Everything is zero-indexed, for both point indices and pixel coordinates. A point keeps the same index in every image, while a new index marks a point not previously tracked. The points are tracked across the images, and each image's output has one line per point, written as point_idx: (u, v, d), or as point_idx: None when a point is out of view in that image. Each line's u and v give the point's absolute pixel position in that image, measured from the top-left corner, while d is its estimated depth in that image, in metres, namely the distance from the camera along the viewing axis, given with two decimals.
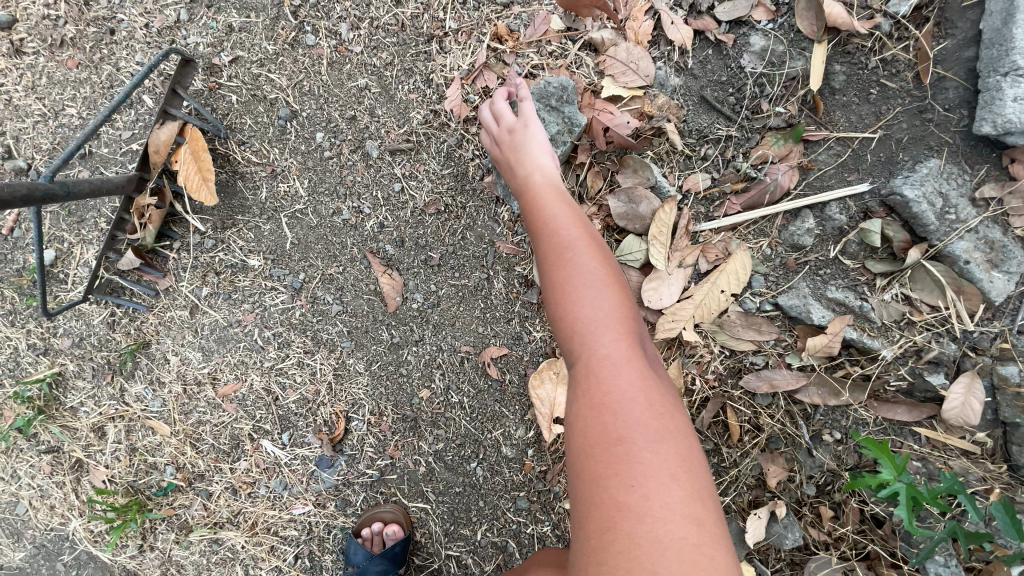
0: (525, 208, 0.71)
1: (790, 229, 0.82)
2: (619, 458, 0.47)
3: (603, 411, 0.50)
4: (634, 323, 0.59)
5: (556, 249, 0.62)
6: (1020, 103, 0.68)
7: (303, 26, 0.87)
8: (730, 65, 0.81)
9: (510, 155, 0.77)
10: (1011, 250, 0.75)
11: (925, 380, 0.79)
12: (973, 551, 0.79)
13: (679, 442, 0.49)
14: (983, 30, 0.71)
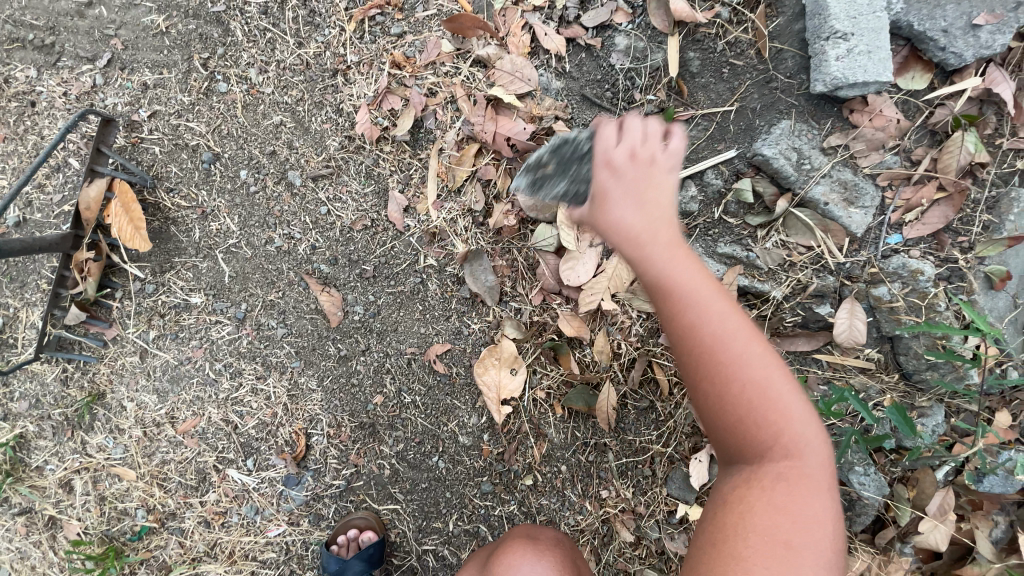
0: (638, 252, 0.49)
1: (679, 199, 0.94)
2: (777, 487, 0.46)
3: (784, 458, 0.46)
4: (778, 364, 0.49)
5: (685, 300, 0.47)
6: (842, 61, 0.80)
7: (215, 76, 0.93)
8: (602, 64, 0.92)
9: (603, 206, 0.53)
10: (861, 187, 0.87)
11: (814, 312, 0.92)
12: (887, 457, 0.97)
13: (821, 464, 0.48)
14: (805, 4, 0.84)
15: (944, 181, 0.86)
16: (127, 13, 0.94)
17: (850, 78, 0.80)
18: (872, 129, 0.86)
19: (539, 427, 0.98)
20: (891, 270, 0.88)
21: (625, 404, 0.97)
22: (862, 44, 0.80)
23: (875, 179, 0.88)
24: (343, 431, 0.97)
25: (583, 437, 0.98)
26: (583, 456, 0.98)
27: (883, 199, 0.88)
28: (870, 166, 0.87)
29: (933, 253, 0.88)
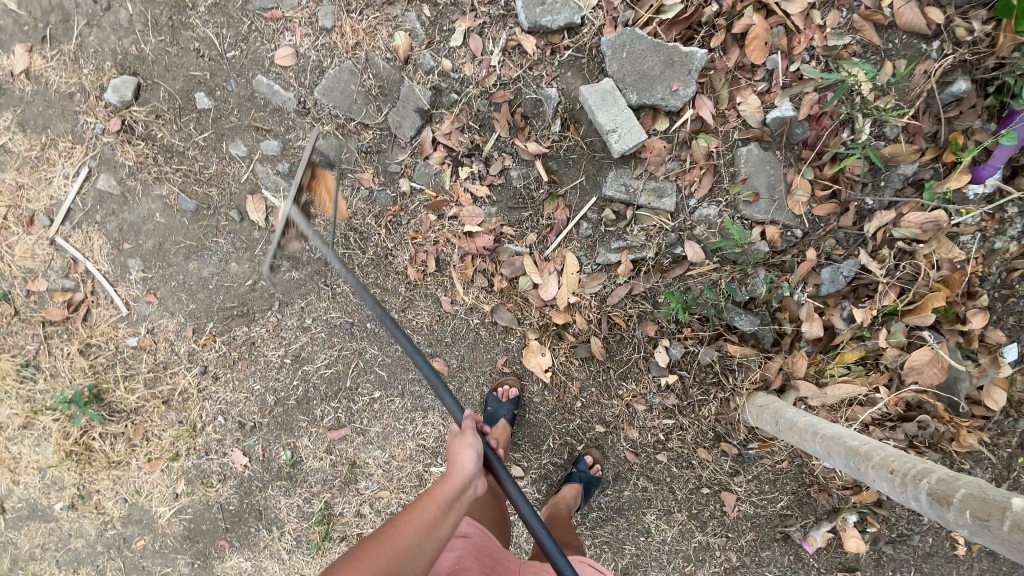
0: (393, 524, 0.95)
1: (581, 231, 1.75)
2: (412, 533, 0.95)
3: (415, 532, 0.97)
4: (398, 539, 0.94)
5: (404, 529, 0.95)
6: (619, 144, 1.61)
7: (332, 285, 1.76)
8: (511, 186, 1.72)
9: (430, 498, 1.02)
10: (663, 185, 1.68)
11: (674, 252, 1.72)
12: (755, 301, 1.76)
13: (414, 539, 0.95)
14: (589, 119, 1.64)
15: (701, 166, 1.66)
16: (274, 277, 1.76)
17: (626, 148, 1.61)
18: (651, 157, 1.67)
19: (571, 373, 1.85)
20: (697, 218, 1.69)
21: (608, 341, 1.82)
22: (623, 132, 1.60)
23: (668, 178, 1.68)
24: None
25: (596, 369, 1.85)
26: (600, 377, 1.85)
27: (678, 185, 1.68)
28: (662, 174, 1.68)
29: (713, 201, 1.68)
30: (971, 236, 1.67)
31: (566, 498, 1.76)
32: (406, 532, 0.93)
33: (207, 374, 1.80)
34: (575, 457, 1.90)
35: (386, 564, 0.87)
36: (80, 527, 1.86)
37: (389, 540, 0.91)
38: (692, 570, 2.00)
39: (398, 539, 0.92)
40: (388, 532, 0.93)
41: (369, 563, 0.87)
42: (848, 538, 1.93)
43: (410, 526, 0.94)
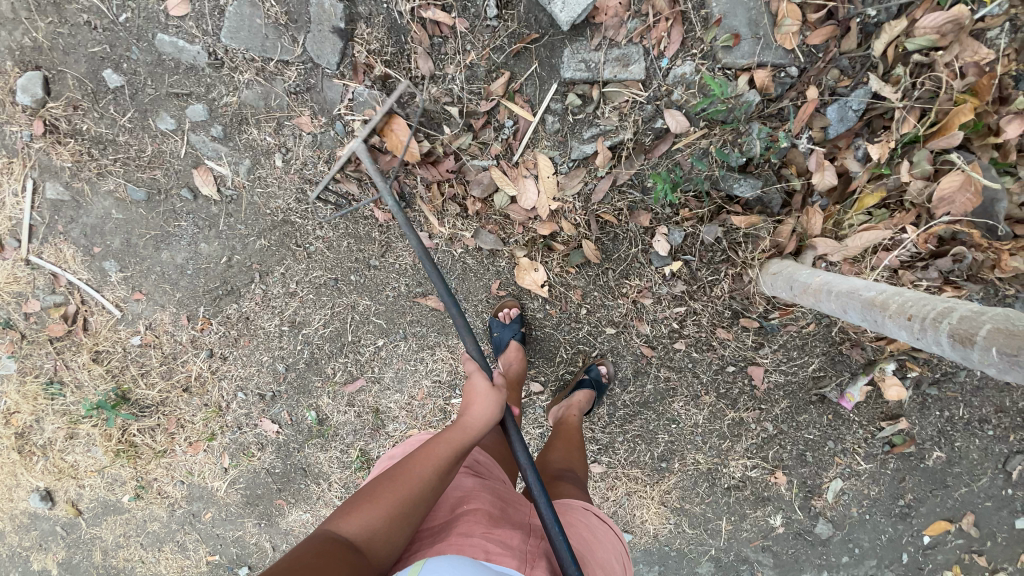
0: (321, 549, 0.76)
1: (549, 126, 1.59)
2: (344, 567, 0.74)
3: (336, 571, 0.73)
4: (325, 558, 0.74)
5: (339, 556, 0.76)
6: (564, 10, 1.44)
7: (306, 245, 1.69)
8: (461, 92, 1.56)
9: (363, 501, 0.85)
10: (627, 51, 1.48)
11: (654, 127, 1.54)
12: (756, 161, 1.58)
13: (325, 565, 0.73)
14: None
15: (666, 16, 1.44)
16: (247, 249, 1.70)
17: (574, 12, 1.43)
18: (607, 20, 1.46)
19: (569, 283, 1.78)
20: (672, 81, 1.50)
21: (601, 240, 1.71)
22: None
23: (631, 42, 1.48)
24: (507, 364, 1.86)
25: (595, 273, 1.76)
26: (600, 281, 1.77)
27: (643, 47, 1.48)
28: (623, 38, 1.48)
29: (687, 56, 1.48)
30: (998, 30, 1.41)
31: (578, 401, 1.73)
32: (423, 471, 0.92)
33: (215, 356, 1.82)
34: (589, 365, 1.87)
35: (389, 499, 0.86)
36: (152, 512, 2.01)
37: (413, 475, 0.91)
38: (730, 446, 2.00)
39: (421, 481, 0.90)
40: (409, 466, 0.92)
41: (337, 552, 0.76)
42: (887, 387, 1.88)
43: (432, 470, 0.92)
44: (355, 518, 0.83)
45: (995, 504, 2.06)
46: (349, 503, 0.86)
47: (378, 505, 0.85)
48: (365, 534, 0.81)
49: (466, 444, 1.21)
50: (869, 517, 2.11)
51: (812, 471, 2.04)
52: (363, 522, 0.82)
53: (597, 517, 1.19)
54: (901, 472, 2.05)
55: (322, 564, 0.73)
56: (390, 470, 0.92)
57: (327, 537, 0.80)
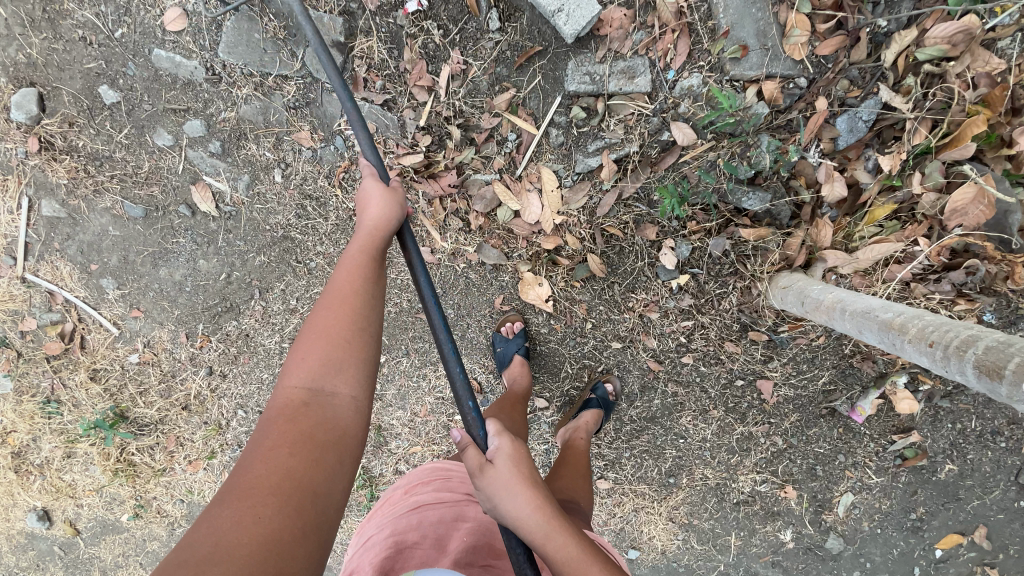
0: (288, 421, 0.73)
1: (553, 140, 1.56)
2: (319, 425, 0.73)
3: (316, 431, 0.72)
4: (296, 429, 0.71)
5: (307, 415, 0.74)
6: (568, 25, 1.39)
7: (306, 262, 1.66)
8: (463, 106, 1.53)
9: (307, 346, 0.80)
10: (632, 63, 1.45)
11: (661, 139, 1.51)
12: (765, 173, 1.54)
13: (299, 439, 0.70)
14: (531, 6, 1.43)
15: (672, 28, 1.42)
16: (246, 265, 1.67)
17: (578, 27, 1.39)
18: (611, 33, 1.44)
19: (574, 297, 1.75)
20: (678, 93, 1.47)
21: (607, 254, 1.68)
22: (572, 10, 1.38)
23: (636, 55, 1.45)
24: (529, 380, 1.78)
25: (600, 287, 1.73)
26: (606, 294, 1.74)
27: (649, 59, 1.45)
28: (628, 52, 1.45)
29: (694, 68, 1.45)
30: (1010, 39, 1.38)
31: (584, 423, 1.69)
32: (356, 294, 0.88)
33: (214, 373, 1.78)
34: (595, 382, 1.84)
35: (336, 335, 0.82)
36: (152, 531, 1.98)
37: (350, 301, 0.87)
38: (739, 460, 1.96)
39: (354, 303, 0.87)
40: (338, 292, 0.88)
41: (301, 419, 0.73)
42: (899, 400, 1.85)
43: (363, 291, 0.89)
44: (299, 372, 0.78)
45: (1009, 516, 2.03)
46: (288, 358, 0.80)
47: (324, 347, 0.81)
48: (326, 385, 0.78)
49: (466, 472, 1.20)
50: (881, 531, 2.09)
51: (823, 485, 2.01)
52: (311, 371, 0.78)
53: (597, 550, 1.19)
54: (913, 485, 2.03)
55: (293, 440, 0.70)
56: (318, 303, 0.86)
57: (279, 402, 0.75)
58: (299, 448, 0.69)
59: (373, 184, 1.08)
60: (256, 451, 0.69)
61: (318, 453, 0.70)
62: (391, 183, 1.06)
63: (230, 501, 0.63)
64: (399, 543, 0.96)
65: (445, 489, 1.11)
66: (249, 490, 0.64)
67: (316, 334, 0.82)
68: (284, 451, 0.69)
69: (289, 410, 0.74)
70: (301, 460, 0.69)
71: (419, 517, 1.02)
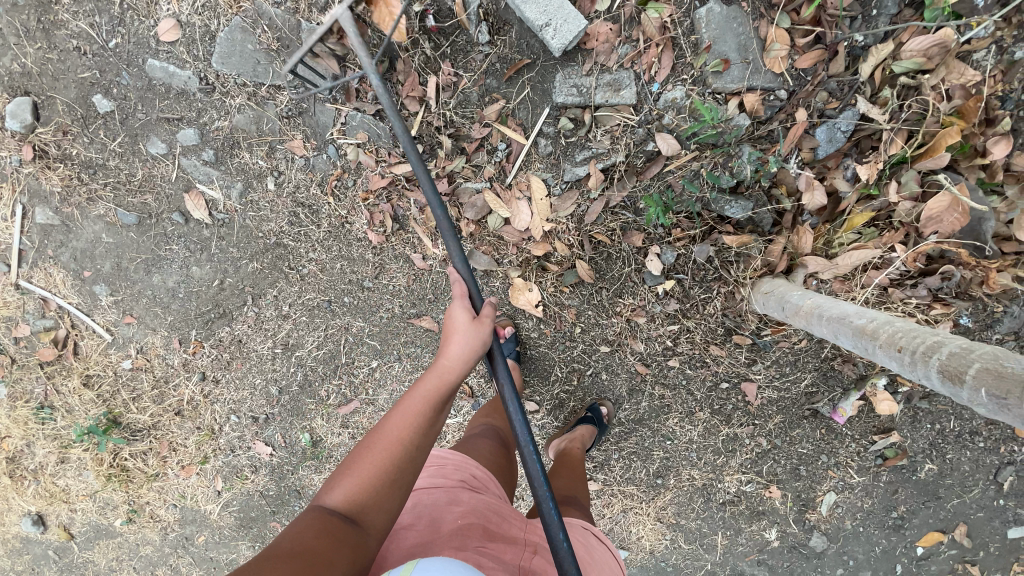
0: (323, 523, 0.75)
1: (542, 150, 1.59)
2: (351, 536, 0.75)
3: (348, 544, 0.74)
4: (331, 533, 0.74)
5: (341, 523, 0.76)
6: (556, 39, 1.43)
7: (298, 268, 1.68)
8: (454, 116, 1.57)
9: (360, 454, 0.84)
10: (619, 75, 1.49)
11: (647, 149, 1.55)
12: (748, 182, 1.58)
13: (328, 541, 0.72)
14: (520, 19, 1.46)
15: (657, 42, 1.46)
16: (239, 271, 1.69)
17: (565, 41, 1.42)
18: (598, 46, 1.48)
19: (563, 302, 1.79)
20: (664, 104, 1.51)
21: (595, 260, 1.72)
22: (559, 24, 1.41)
23: (622, 67, 1.49)
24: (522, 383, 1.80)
25: (588, 292, 1.77)
26: (594, 299, 1.78)
27: (634, 72, 1.49)
28: (615, 64, 1.49)
29: (678, 80, 1.49)
30: (984, 51, 1.44)
31: (580, 436, 1.73)
32: (416, 419, 0.90)
33: (207, 379, 1.80)
34: (590, 405, 1.89)
35: (384, 457, 0.85)
36: (144, 536, 1.99)
37: (405, 421, 0.89)
38: (725, 461, 2.01)
39: (412, 426, 0.89)
40: (398, 410, 0.91)
41: (332, 524, 0.75)
42: (879, 402, 1.90)
43: (425, 412, 0.91)
44: (345, 485, 0.81)
45: (987, 514, 2.14)
46: (338, 470, 0.84)
47: (373, 465, 0.84)
48: (365, 499, 0.80)
49: (463, 460, 1.23)
50: (863, 529, 2.14)
51: (806, 485, 2.06)
52: (356, 484, 0.81)
53: (595, 535, 1.20)
54: (893, 484, 2.09)
55: (321, 540, 0.72)
56: (377, 421, 0.89)
57: (318, 512, 0.78)
58: (330, 553, 0.71)
59: (462, 316, 1.08)
60: (289, 540, 0.71)
61: (345, 559, 0.72)
62: (482, 316, 1.06)
63: (264, 560, 0.67)
64: (394, 525, 1.02)
65: (441, 475, 1.15)
66: (276, 558, 0.67)
67: (369, 449, 0.85)
68: (315, 551, 0.70)
69: (325, 515, 0.77)
70: (323, 552, 0.70)
71: (414, 502, 1.07)
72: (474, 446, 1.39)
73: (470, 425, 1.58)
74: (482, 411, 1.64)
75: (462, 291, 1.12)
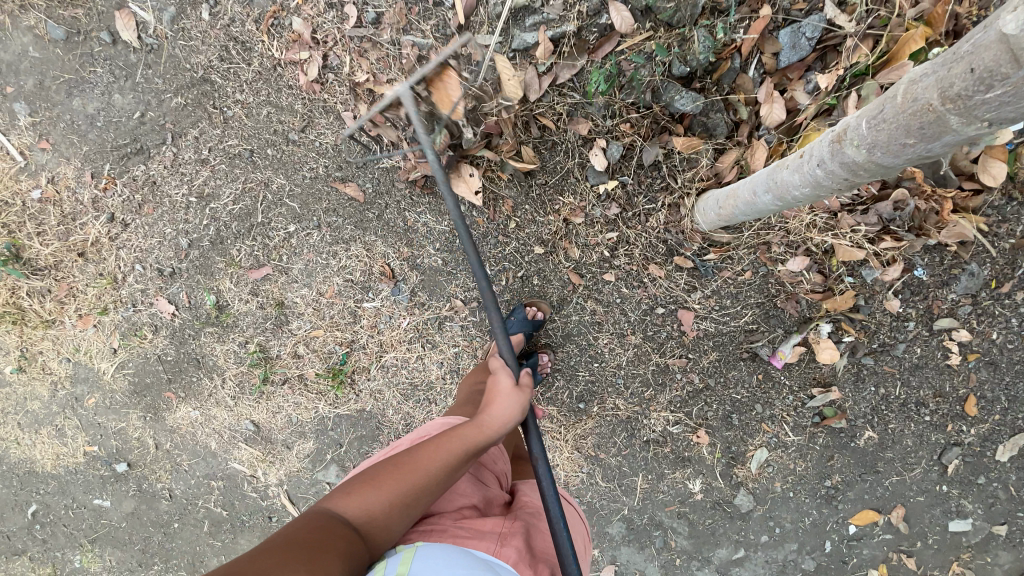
0: (335, 525, 0.83)
1: (491, 11, 1.50)
2: (356, 537, 0.83)
3: (354, 544, 0.81)
4: (339, 530, 0.82)
5: (351, 526, 0.84)
6: None
7: (224, 109, 1.60)
8: None
9: (383, 476, 0.93)
10: None
11: (599, 23, 1.47)
12: (701, 74, 1.52)
13: (337, 536, 0.81)
14: None
15: None
16: (162, 105, 1.61)
17: None
18: None
19: (500, 191, 1.70)
20: None
21: (538, 146, 1.64)
22: None
23: None
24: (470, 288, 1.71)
25: (527, 183, 1.68)
26: (532, 192, 1.69)
27: None
28: None
29: None
30: None
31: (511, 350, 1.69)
32: (433, 461, 0.97)
33: (116, 221, 1.70)
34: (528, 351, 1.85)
35: (403, 482, 0.92)
36: (33, 390, 1.87)
37: (422, 467, 0.95)
38: (654, 396, 1.89)
39: (426, 469, 0.95)
40: (423, 457, 0.97)
41: (338, 526, 0.83)
42: (821, 350, 1.79)
43: (444, 463, 0.97)
44: (365, 496, 0.89)
45: (928, 500, 1.97)
46: (355, 483, 0.91)
47: (387, 484, 0.91)
48: (378, 505, 0.88)
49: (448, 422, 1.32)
50: (794, 496, 2.00)
51: (737, 436, 1.94)
52: (370, 502, 0.88)
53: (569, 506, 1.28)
54: (830, 449, 1.96)
55: (329, 537, 0.80)
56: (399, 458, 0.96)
57: (335, 512, 0.86)
58: (336, 544, 0.79)
59: (504, 383, 1.16)
60: (298, 533, 0.80)
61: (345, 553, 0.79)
62: (522, 385, 1.13)
63: (267, 549, 0.75)
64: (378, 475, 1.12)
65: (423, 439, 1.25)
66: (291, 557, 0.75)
67: (389, 474, 0.93)
68: (320, 540, 0.79)
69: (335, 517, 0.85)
70: (329, 543, 0.78)
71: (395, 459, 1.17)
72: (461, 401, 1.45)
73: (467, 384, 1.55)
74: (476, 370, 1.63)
75: (505, 364, 1.18)
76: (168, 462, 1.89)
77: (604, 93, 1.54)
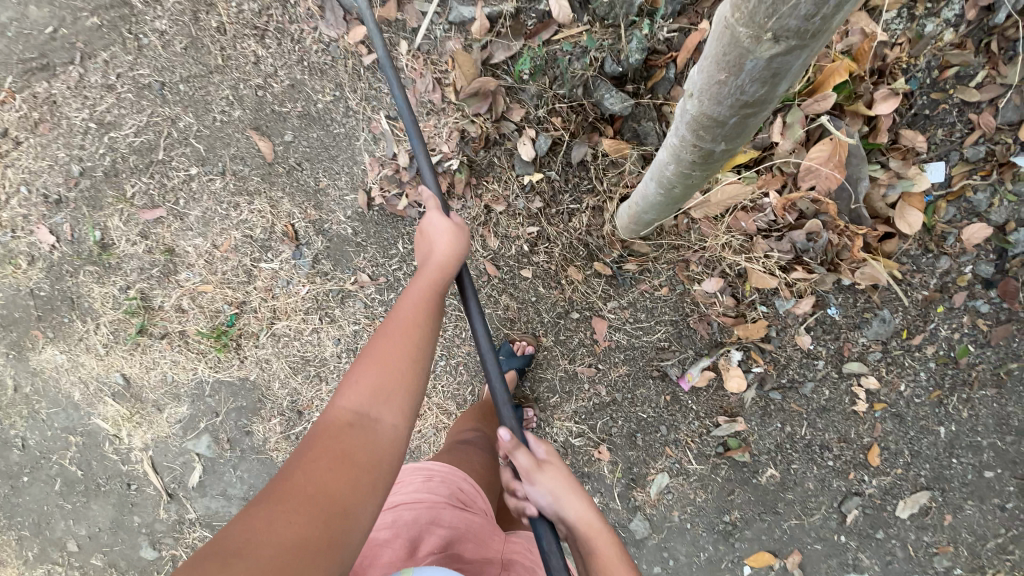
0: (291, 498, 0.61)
1: None
2: (316, 501, 0.61)
3: (317, 514, 0.60)
4: (297, 506, 0.60)
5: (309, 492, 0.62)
6: None
7: (140, 36, 1.52)
8: None
9: (337, 424, 0.69)
10: None
11: (537, 9, 1.49)
12: (632, 77, 1.51)
13: (288, 511, 0.59)
14: None
15: None
16: (76, 23, 1.52)
17: None
18: None
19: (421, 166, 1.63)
20: None
21: (466, 126, 1.58)
22: None
23: None
24: (376, 261, 1.61)
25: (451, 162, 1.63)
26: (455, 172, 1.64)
27: None
28: None
29: None
30: (896, 13, 1.45)
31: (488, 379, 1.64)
32: (400, 357, 0.78)
33: (7, 136, 1.58)
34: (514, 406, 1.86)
35: (370, 408, 0.71)
36: None
37: (387, 362, 0.76)
38: (559, 404, 1.84)
39: (394, 373, 0.76)
40: (382, 351, 0.78)
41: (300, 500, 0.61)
42: (729, 377, 1.75)
43: (409, 352, 0.79)
44: (325, 443, 0.67)
45: (825, 551, 1.79)
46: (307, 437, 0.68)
47: (347, 430, 0.68)
48: (342, 447, 0.67)
49: (450, 471, 1.14)
50: (691, 528, 1.85)
51: (641, 457, 1.85)
52: (328, 456, 0.66)
53: None
54: (731, 483, 1.82)
55: (276, 514, 0.59)
56: (354, 367, 0.75)
57: (280, 484, 0.63)
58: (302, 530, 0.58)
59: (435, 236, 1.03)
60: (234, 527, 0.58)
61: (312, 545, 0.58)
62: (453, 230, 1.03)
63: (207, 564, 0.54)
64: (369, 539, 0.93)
65: (427, 488, 1.07)
66: (281, 499, 0.61)
67: (337, 425, 0.69)
68: (276, 524, 0.58)
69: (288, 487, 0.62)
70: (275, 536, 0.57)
71: (393, 516, 0.99)
72: (466, 457, 1.25)
73: (456, 432, 1.47)
74: (467, 416, 1.54)
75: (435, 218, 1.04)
76: (24, 408, 1.73)
77: (535, 80, 1.53)
